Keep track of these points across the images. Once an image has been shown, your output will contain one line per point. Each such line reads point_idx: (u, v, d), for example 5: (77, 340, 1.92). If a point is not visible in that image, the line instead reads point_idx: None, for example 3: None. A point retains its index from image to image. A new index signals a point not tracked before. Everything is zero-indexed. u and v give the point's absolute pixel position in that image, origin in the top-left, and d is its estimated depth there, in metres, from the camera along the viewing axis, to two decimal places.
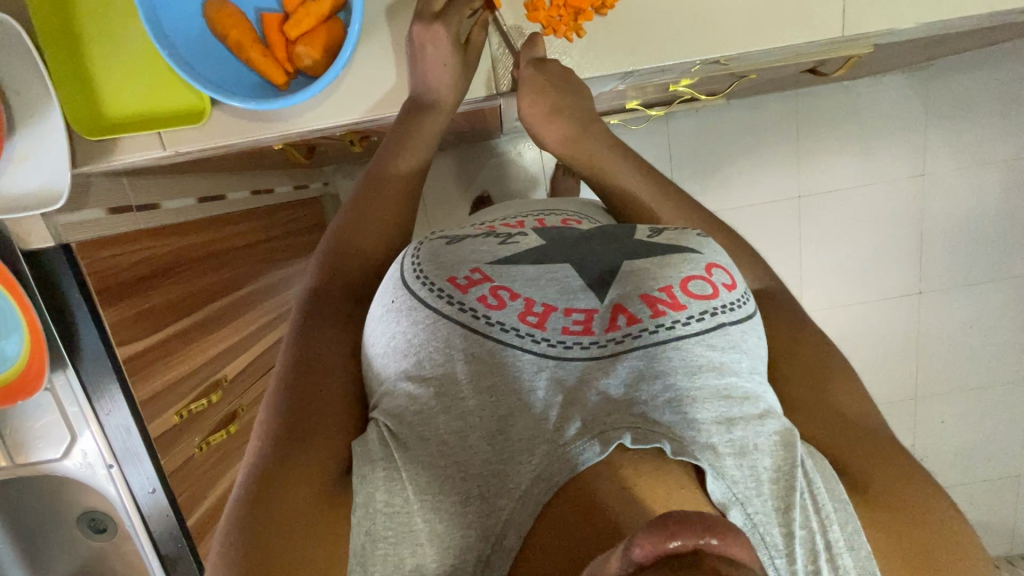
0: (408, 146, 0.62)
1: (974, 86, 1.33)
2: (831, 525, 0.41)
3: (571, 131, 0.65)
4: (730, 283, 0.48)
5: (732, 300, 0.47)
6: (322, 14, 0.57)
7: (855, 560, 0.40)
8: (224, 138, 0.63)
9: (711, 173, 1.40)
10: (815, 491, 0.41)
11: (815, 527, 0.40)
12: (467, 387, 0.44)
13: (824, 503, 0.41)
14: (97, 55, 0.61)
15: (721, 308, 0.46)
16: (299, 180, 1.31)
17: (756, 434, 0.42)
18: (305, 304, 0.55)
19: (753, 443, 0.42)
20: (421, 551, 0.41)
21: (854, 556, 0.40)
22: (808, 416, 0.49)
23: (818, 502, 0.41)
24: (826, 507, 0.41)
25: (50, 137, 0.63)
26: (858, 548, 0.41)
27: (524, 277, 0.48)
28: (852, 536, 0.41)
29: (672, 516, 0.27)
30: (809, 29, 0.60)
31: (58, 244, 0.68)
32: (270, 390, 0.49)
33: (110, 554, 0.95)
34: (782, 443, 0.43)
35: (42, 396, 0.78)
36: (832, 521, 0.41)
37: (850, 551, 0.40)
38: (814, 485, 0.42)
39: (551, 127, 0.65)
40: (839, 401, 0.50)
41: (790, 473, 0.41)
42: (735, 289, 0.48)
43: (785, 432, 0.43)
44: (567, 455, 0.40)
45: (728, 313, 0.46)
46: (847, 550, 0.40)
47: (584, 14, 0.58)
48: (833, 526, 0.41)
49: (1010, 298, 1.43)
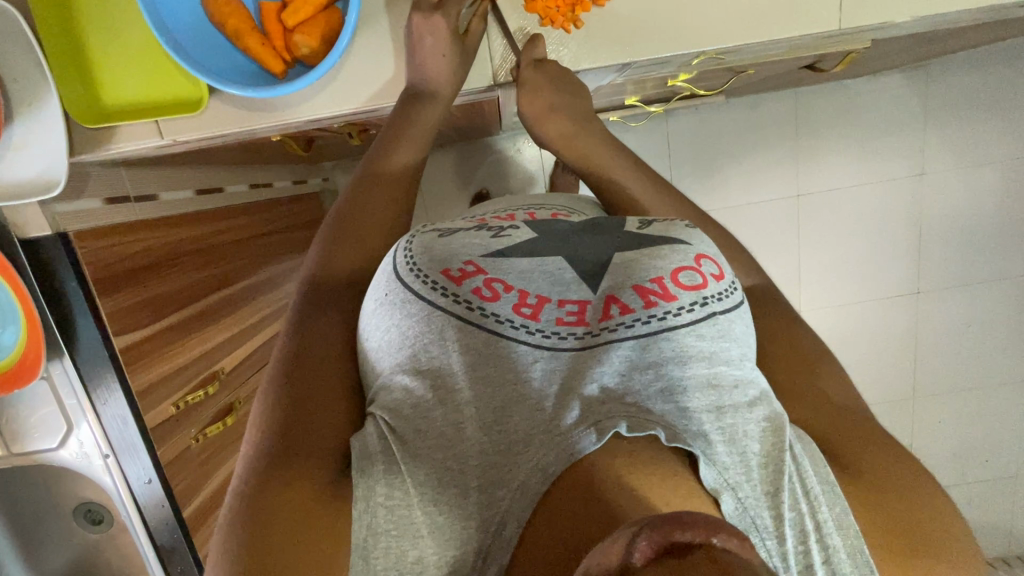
0: (405, 136, 0.61)
1: (973, 85, 1.33)
2: (820, 507, 0.41)
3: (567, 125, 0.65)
4: (719, 273, 0.47)
5: (721, 291, 0.46)
6: (320, 3, 0.57)
7: (844, 538, 0.40)
8: (223, 127, 0.63)
9: (710, 171, 1.40)
10: (804, 475, 0.41)
11: (805, 510, 0.40)
12: (464, 378, 0.44)
13: (813, 486, 0.41)
14: (95, 42, 0.61)
15: (710, 297, 0.45)
16: (298, 175, 1.31)
17: (745, 421, 0.42)
18: (302, 295, 0.54)
19: (742, 430, 0.42)
20: (422, 544, 0.40)
21: (843, 535, 0.40)
22: (799, 400, 0.49)
23: (806, 485, 0.41)
24: (815, 489, 0.41)
25: (47, 125, 0.63)
26: (846, 527, 0.41)
27: (517, 270, 0.47)
28: (841, 516, 0.41)
29: (680, 515, 0.28)
30: (806, 23, 0.60)
31: (54, 233, 0.67)
32: (264, 383, 0.49)
33: (106, 545, 0.95)
34: (771, 428, 0.43)
35: (38, 386, 0.78)
36: (821, 503, 0.41)
37: (839, 530, 0.40)
38: (803, 469, 0.42)
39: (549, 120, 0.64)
40: (828, 390, 0.50)
41: (779, 458, 0.41)
42: (723, 279, 0.47)
43: (773, 417, 0.43)
44: (566, 443, 0.40)
45: (719, 302, 0.45)
46: (836, 529, 0.40)
47: (582, 4, 0.58)
48: (822, 507, 0.41)
49: (1007, 298, 1.43)
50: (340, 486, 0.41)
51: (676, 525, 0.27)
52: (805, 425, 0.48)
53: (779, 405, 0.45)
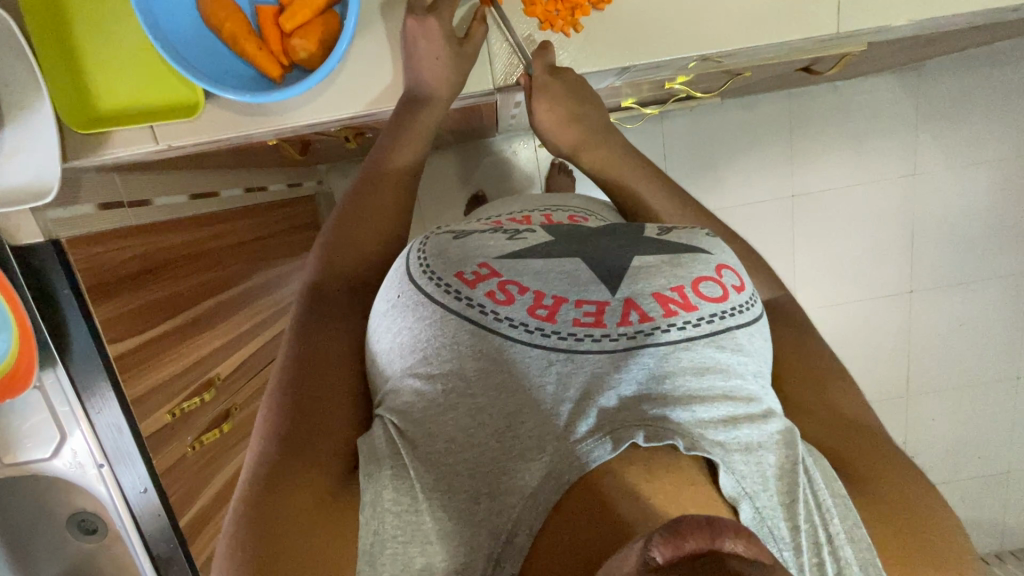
0: (407, 139, 0.61)
1: (964, 86, 1.35)
2: (831, 519, 0.41)
3: (572, 118, 0.65)
4: (740, 284, 0.48)
5: (741, 303, 0.47)
6: (319, 6, 0.56)
7: (856, 551, 0.41)
8: (219, 132, 0.62)
9: (705, 173, 1.40)
10: (816, 489, 0.42)
11: (817, 521, 0.41)
12: (477, 385, 0.43)
13: (824, 498, 0.42)
14: (85, 45, 0.60)
15: (731, 310, 0.46)
16: (293, 177, 1.30)
17: (760, 433, 0.43)
18: (306, 298, 0.54)
19: (757, 442, 0.42)
20: (431, 550, 0.40)
21: (855, 547, 0.41)
22: (807, 414, 0.51)
23: (817, 497, 0.42)
24: (826, 502, 0.42)
25: (39, 130, 0.61)
26: (857, 539, 0.41)
27: (533, 271, 0.46)
28: (852, 529, 0.41)
29: (684, 521, 0.27)
30: (803, 28, 0.60)
31: (47, 240, 0.66)
32: (268, 386, 0.48)
33: (100, 555, 0.94)
34: (784, 441, 0.43)
35: (30, 395, 0.77)
36: (832, 515, 0.41)
37: (851, 542, 0.41)
38: (814, 481, 0.42)
39: (555, 118, 0.64)
40: (838, 400, 0.51)
41: (793, 470, 0.42)
42: (744, 291, 0.47)
43: (786, 431, 0.44)
44: (577, 454, 0.40)
45: (736, 316, 0.46)
46: (847, 541, 0.41)
47: (581, 8, 0.58)
48: (833, 519, 0.41)
49: (998, 296, 1.44)
50: (348, 486, 0.42)
51: (684, 532, 0.27)
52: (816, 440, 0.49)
53: (788, 421, 0.46)
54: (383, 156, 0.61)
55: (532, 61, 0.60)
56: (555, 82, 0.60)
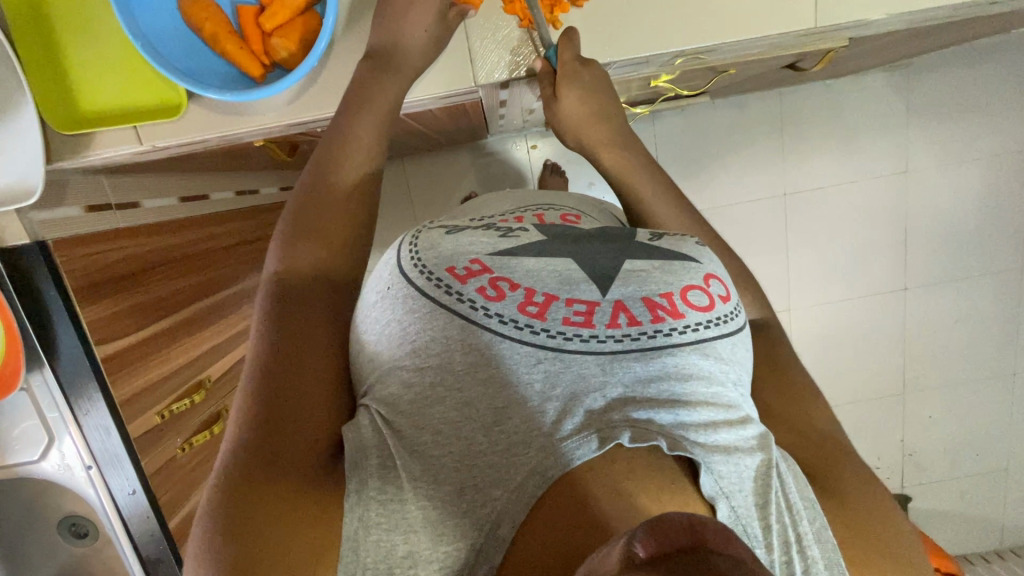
0: (365, 120, 0.58)
1: (954, 83, 1.35)
2: (800, 520, 0.41)
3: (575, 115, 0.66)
4: (726, 294, 0.48)
5: (726, 312, 0.47)
6: (299, 6, 0.57)
7: (822, 551, 0.41)
8: (202, 131, 0.63)
9: (697, 173, 1.41)
10: (788, 491, 0.42)
11: (787, 522, 0.41)
12: (465, 379, 0.43)
13: (795, 501, 0.42)
14: (68, 47, 0.60)
15: (716, 319, 0.46)
16: (285, 181, 1.30)
17: (739, 438, 0.43)
18: (273, 285, 0.51)
19: (735, 445, 0.42)
20: (414, 539, 0.39)
21: (821, 548, 0.41)
22: (784, 420, 0.51)
23: (789, 500, 0.42)
24: (797, 505, 0.42)
25: (22, 133, 0.62)
26: (824, 541, 0.41)
27: (524, 269, 0.47)
28: (820, 531, 0.42)
29: (667, 519, 0.27)
30: (782, 22, 0.61)
31: (32, 241, 0.67)
32: (244, 374, 0.47)
33: (92, 558, 0.95)
34: (762, 446, 0.43)
35: (17, 398, 0.77)
36: (802, 517, 0.41)
37: (818, 543, 0.41)
38: (787, 485, 0.42)
39: (572, 110, 0.65)
40: (813, 409, 0.52)
41: (767, 473, 0.42)
42: (730, 301, 0.48)
43: (762, 436, 0.44)
44: (561, 451, 0.40)
45: (722, 325, 0.46)
46: (815, 542, 0.41)
47: (559, 5, 0.59)
48: (803, 520, 0.41)
49: (993, 293, 1.44)
50: (335, 474, 0.42)
51: (666, 529, 0.27)
52: (790, 446, 0.50)
53: (764, 427, 0.46)
54: (343, 139, 0.57)
55: (559, 45, 0.60)
56: (579, 74, 0.61)
